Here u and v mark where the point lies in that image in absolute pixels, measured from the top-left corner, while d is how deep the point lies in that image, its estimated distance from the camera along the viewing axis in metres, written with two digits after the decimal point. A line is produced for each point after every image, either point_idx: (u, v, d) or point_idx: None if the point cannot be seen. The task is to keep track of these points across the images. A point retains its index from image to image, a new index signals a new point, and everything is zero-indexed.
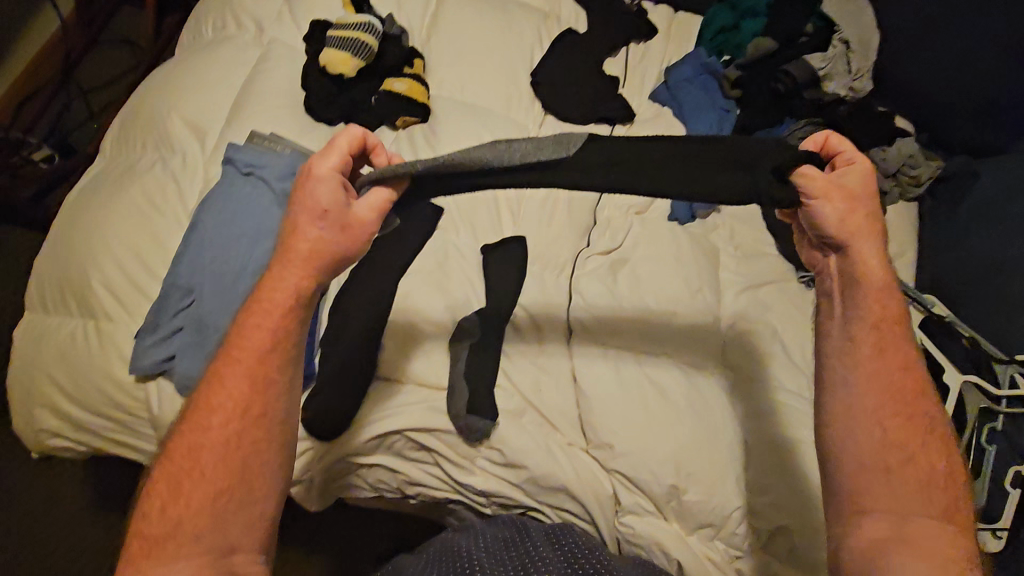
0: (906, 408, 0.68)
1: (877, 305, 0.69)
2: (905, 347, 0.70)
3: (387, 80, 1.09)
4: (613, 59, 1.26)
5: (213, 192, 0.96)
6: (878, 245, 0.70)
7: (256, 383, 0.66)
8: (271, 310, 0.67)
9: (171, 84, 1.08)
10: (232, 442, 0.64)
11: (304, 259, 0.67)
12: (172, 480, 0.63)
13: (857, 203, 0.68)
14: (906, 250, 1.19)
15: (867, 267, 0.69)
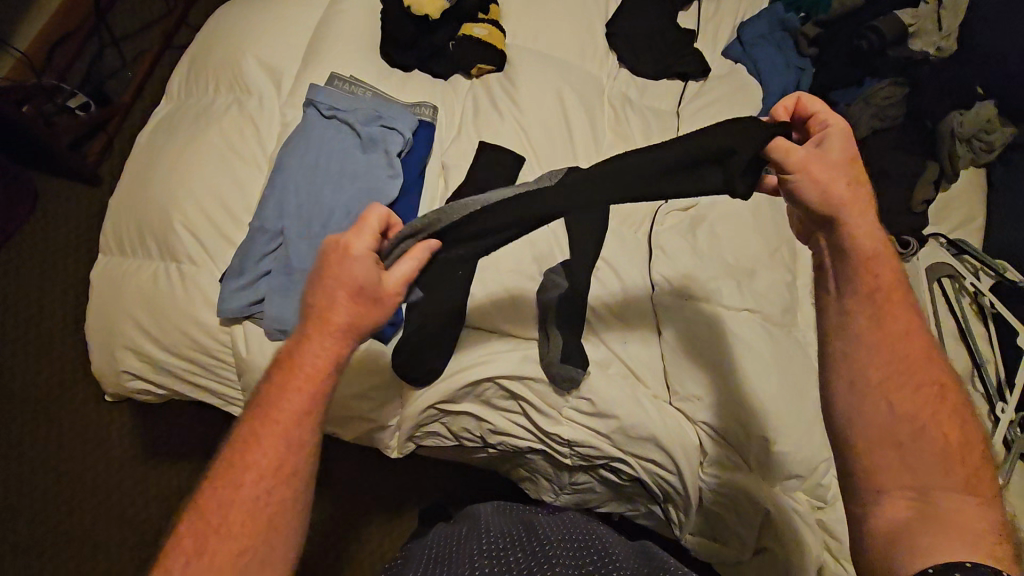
0: (914, 378, 0.60)
1: (868, 272, 0.63)
2: (909, 316, 0.63)
3: (466, 25, 1.06)
4: (685, 14, 1.24)
5: (296, 134, 0.94)
6: (866, 209, 0.64)
7: (295, 443, 0.57)
8: (305, 378, 0.59)
9: (243, 24, 1.04)
10: (265, 506, 0.55)
11: (338, 331, 0.60)
12: (198, 535, 0.54)
13: (839, 169, 0.63)
14: (974, 218, 1.19)
15: (858, 230, 0.63)
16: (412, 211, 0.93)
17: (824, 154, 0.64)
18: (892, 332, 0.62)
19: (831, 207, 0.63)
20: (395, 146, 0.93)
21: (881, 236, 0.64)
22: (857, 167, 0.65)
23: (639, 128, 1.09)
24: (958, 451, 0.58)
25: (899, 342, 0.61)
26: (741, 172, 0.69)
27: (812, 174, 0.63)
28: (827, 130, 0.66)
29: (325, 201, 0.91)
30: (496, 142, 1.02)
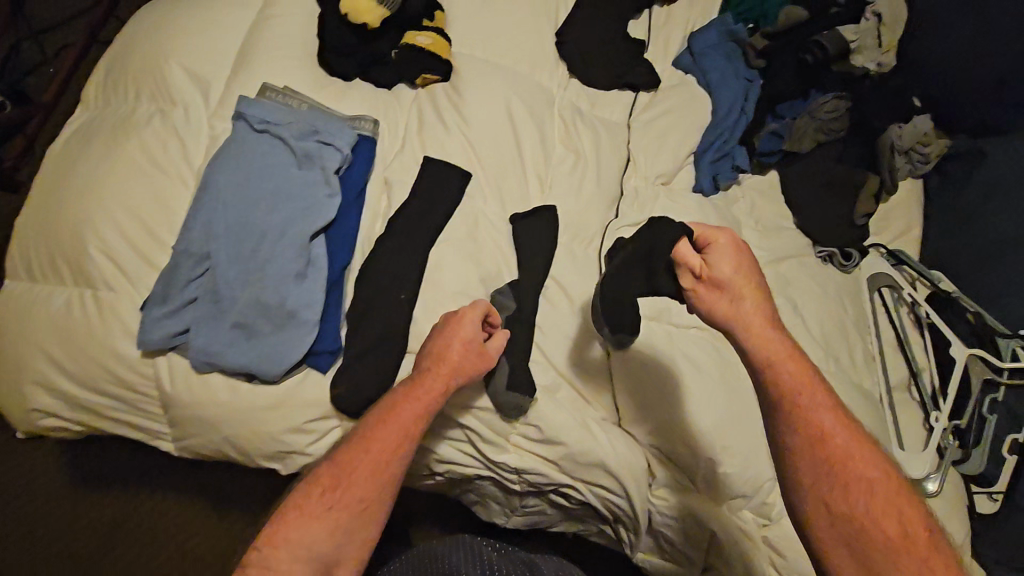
0: (842, 479, 0.62)
1: (781, 383, 0.66)
2: (830, 417, 0.65)
3: (409, 33, 1.01)
4: (637, 22, 1.21)
5: (223, 149, 0.88)
6: (763, 322, 0.68)
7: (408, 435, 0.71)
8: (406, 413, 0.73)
9: (165, 26, 0.96)
10: (376, 482, 0.69)
11: (445, 375, 0.76)
12: (332, 476, 0.69)
13: (727, 287, 0.68)
14: (911, 227, 1.23)
15: (756, 341, 0.67)
16: (352, 231, 0.89)
17: (710, 275, 0.69)
18: (810, 439, 0.64)
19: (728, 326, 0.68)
20: (332, 162, 0.89)
21: (779, 336, 0.68)
22: (747, 279, 0.68)
23: (589, 141, 1.07)
24: (906, 555, 0.58)
25: (818, 445, 0.63)
26: (666, 276, 0.74)
27: (703, 301, 0.69)
28: (712, 247, 0.70)
29: (255, 223, 0.85)
30: (442, 157, 0.98)
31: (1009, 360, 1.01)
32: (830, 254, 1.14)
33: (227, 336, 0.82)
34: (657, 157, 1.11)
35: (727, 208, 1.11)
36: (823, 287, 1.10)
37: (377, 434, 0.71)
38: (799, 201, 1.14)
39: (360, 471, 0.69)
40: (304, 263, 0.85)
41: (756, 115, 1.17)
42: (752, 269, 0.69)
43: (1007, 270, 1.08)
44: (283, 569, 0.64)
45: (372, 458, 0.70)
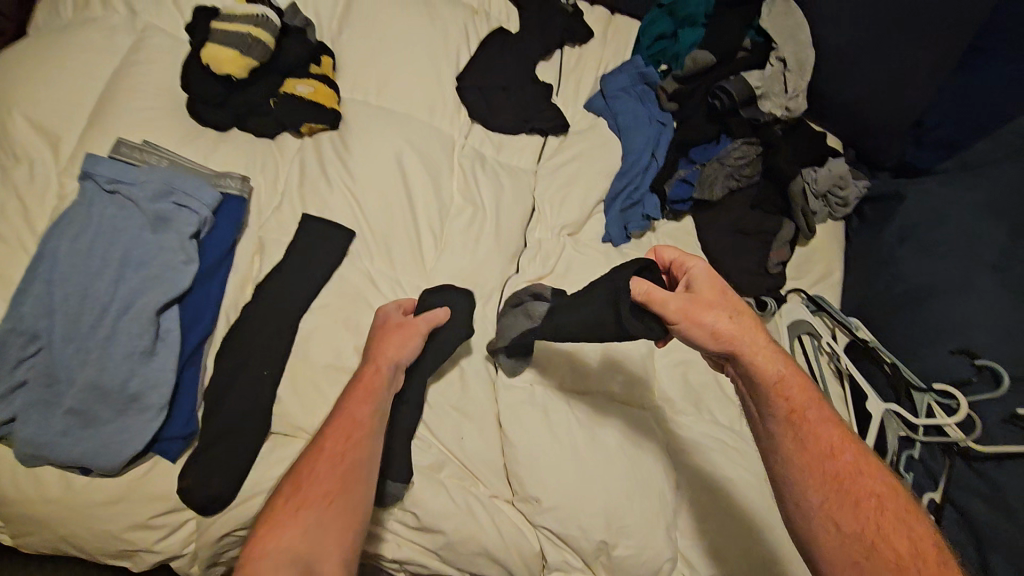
0: (851, 494, 0.61)
1: (782, 399, 0.66)
2: (830, 432, 0.65)
3: (289, 81, 0.95)
4: (546, 64, 1.17)
5: (66, 213, 0.80)
6: (759, 341, 0.68)
7: (356, 431, 0.71)
8: (368, 389, 0.75)
9: (15, 76, 0.88)
10: (340, 470, 0.69)
11: (381, 365, 0.77)
12: (294, 485, 0.67)
13: (719, 306, 0.69)
14: (831, 272, 1.20)
15: (758, 358, 0.67)
16: (213, 301, 0.82)
17: (698, 294, 0.70)
18: (819, 453, 0.63)
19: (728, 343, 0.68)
20: (188, 226, 0.82)
21: (778, 353, 0.69)
22: (732, 297, 0.71)
23: (489, 191, 1.01)
24: (912, 561, 0.56)
25: (826, 459, 0.63)
26: (635, 318, 0.73)
27: (695, 314, 0.68)
28: (690, 272, 0.74)
29: (99, 294, 0.77)
30: (323, 213, 0.91)
31: (925, 416, 0.97)
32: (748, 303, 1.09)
33: (59, 425, 0.73)
34: (564, 207, 1.05)
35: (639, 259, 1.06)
36: None
37: (340, 414, 0.72)
38: (713, 248, 1.09)
39: (326, 463, 0.69)
40: (152, 340, 0.77)
41: (667, 160, 1.11)
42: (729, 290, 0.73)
43: (923, 319, 1.05)
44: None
45: (345, 435, 0.71)
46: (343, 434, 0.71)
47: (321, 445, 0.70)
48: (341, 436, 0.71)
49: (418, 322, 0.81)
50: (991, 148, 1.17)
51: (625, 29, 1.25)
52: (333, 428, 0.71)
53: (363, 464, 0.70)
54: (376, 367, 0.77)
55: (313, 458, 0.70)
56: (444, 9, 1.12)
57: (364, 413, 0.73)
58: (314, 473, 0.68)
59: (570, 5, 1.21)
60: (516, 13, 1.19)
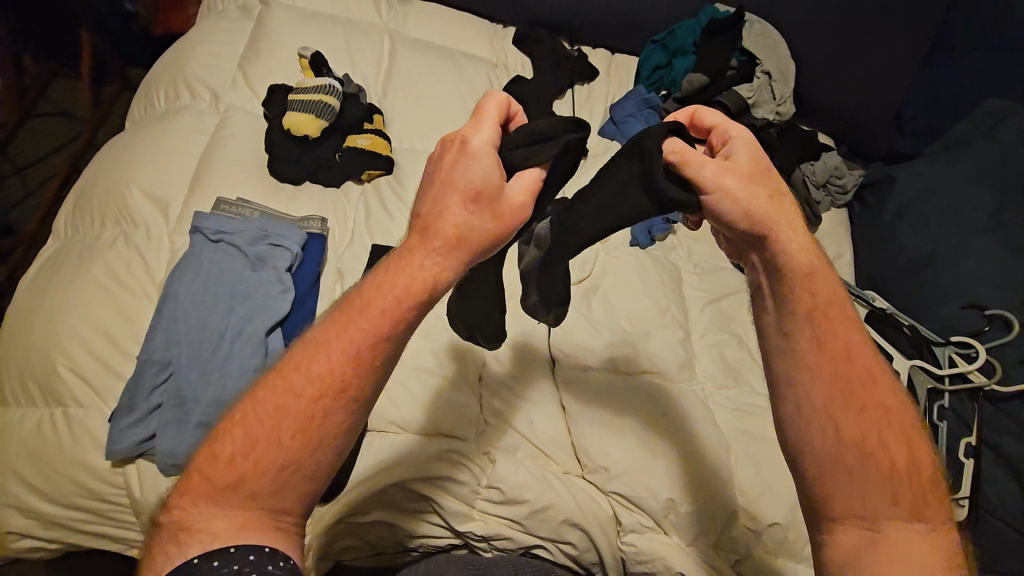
0: (859, 401, 0.61)
1: (809, 295, 0.64)
2: (849, 336, 0.64)
3: (349, 137, 1.11)
4: (560, 101, 1.34)
5: (182, 261, 0.95)
6: (790, 221, 0.65)
7: (358, 365, 0.53)
8: (397, 300, 0.54)
9: (127, 159, 1.07)
10: (317, 418, 0.53)
11: (443, 252, 0.55)
12: (261, 423, 0.52)
13: (755, 183, 0.65)
14: (843, 252, 1.30)
15: (789, 246, 0.64)
16: (307, 322, 0.96)
17: (736, 167, 0.65)
18: (834, 357, 0.63)
19: (756, 223, 0.64)
20: (283, 261, 0.97)
21: (811, 244, 0.65)
22: (773, 176, 0.66)
23: None
24: (904, 474, 0.60)
25: (840, 362, 0.63)
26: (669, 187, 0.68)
27: (723, 182, 0.64)
28: (731, 141, 0.68)
29: (215, 324, 0.91)
30: (389, 243, 1.06)
31: (947, 366, 1.06)
32: None
33: (191, 436, 0.85)
34: None
35: (664, 257, 1.20)
36: None
37: (353, 321, 0.54)
38: None
39: (308, 403, 0.52)
40: (262, 357, 0.90)
41: None
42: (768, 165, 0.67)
43: (930, 284, 1.15)
44: (199, 527, 0.51)
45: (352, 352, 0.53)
46: (354, 358, 0.53)
47: (320, 355, 0.53)
48: (342, 354, 0.53)
49: (515, 199, 0.58)
50: (969, 128, 1.30)
51: (625, 65, 1.42)
52: (343, 336, 0.54)
53: (358, 406, 0.54)
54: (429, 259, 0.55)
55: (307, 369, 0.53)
56: (468, 66, 1.30)
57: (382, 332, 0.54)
58: (299, 397, 0.52)
59: (574, 51, 1.39)
60: (529, 61, 1.36)
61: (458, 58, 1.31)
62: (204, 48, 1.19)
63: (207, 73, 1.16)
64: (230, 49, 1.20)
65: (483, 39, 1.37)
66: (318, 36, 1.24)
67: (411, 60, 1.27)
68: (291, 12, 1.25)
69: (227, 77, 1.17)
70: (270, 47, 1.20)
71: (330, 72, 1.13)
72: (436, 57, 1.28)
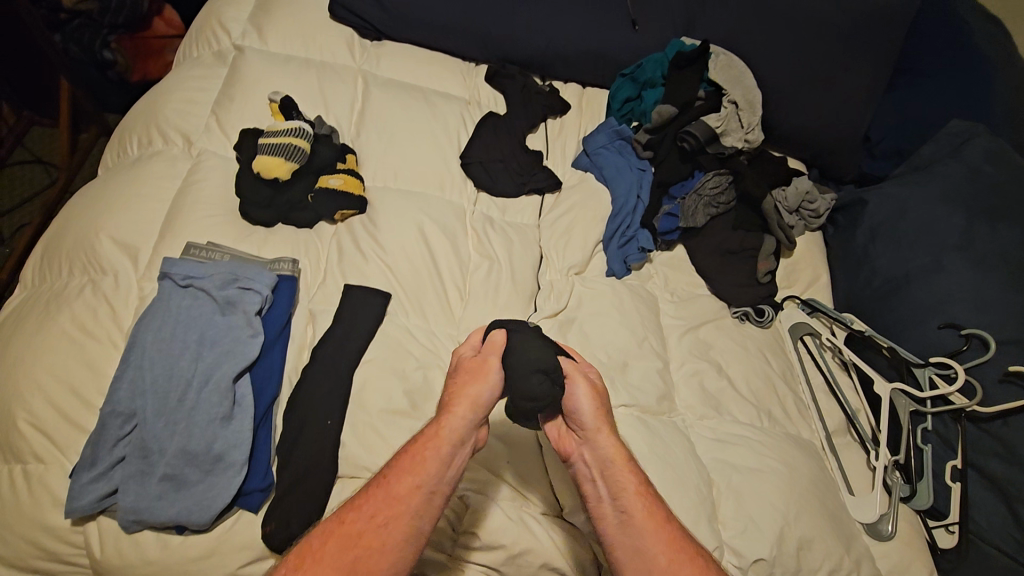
0: (684, 557, 0.72)
1: (627, 480, 0.77)
2: (659, 510, 0.76)
3: (322, 177, 1.11)
4: (533, 136, 1.36)
5: (151, 307, 0.94)
6: (607, 425, 0.81)
7: (390, 503, 0.71)
8: (427, 450, 0.75)
9: (96, 206, 1.06)
10: (357, 544, 0.68)
11: (455, 415, 0.77)
12: (315, 551, 0.68)
13: (600, 401, 0.82)
14: (819, 276, 1.32)
15: (603, 448, 0.79)
16: (276, 367, 0.94)
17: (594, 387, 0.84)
18: (655, 525, 0.74)
19: (588, 428, 0.80)
20: (252, 305, 0.96)
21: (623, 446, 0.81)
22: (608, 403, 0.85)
23: (500, 247, 1.17)
24: None
25: (659, 535, 0.74)
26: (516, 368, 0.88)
27: (572, 400, 0.81)
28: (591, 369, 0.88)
29: (182, 372, 0.89)
30: (362, 283, 1.06)
31: (929, 389, 1.06)
32: (746, 314, 1.21)
33: (155, 491, 0.83)
34: (568, 250, 1.20)
35: (640, 286, 1.21)
36: (743, 346, 1.16)
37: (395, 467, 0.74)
38: (706, 269, 1.24)
39: (351, 531, 0.69)
40: (230, 405, 0.88)
41: (651, 200, 1.28)
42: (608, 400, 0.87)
43: (905, 306, 1.16)
44: None
45: (391, 490, 0.72)
46: (384, 496, 0.72)
47: (367, 496, 0.72)
48: (381, 495, 0.72)
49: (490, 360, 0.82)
50: (935, 150, 1.32)
51: (597, 99, 1.45)
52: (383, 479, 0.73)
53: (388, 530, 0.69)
54: (452, 413, 0.77)
55: (358, 506, 0.72)
56: (441, 103, 1.33)
57: (414, 477, 0.73)
58: (346, 527, 0.69)
59: (546, 86, 1.42)
60: (502, 98, 1.40)
61: (431, 96, 1.33)
62: (176, 96, 1.20)
63: (180, 119, 1.17)
64: (203, 95, 1.22)
65: (456, 78, 1.39)
66: (292, 81, 1.25)
67: (383, 102, 1.29)
68: (264, 58, 1.27)
69: (200, 123, 1.18)
70: (243, 92, 1.22)
71: (300, 114, 1.15)
72: (409, 96, 1.31)
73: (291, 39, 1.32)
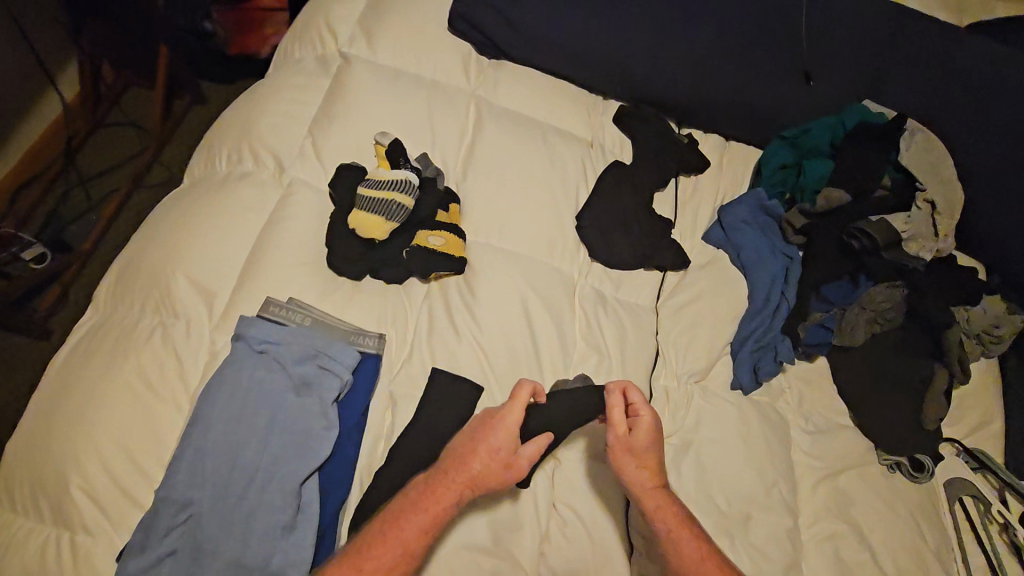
0: None
1: (663, 518, 0.81)
2: (695, 542, 0.79)
3: (420, 233, 0.96)
4: (662, 195, 1.16)
5: (220, 374, 0.82)
6: (649, 471, 0.83)
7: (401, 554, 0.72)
8: (439, 506, 0.76)
9: (177, 234, 0.95)
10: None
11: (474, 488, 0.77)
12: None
13: (631, 453, 0.83)
14: (988, 419, 1.10)
15: (637, 489, 0.82)
16: (348, 466, 0.82)
17: (625, 440, 0.84)
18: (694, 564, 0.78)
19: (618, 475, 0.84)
20: (330, 391, 0.84)
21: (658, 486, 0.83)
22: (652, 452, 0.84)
23: (613, 336, 1.00)
24: None
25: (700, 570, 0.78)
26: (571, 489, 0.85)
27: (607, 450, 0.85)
28: (636, 416, 0.85)
29: (247, 461, 0.78)
30: (451, 367, 0.92)
31: None
32: (899, 464, 1.00)
33: None
34: (690, 351, 1.03)
35: (770, 406, 1.02)
36: (889, 507, 0.96)
37: (408, 519, 0.74)
38: (855, 397, 1.03)
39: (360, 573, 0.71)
40: (294, 512, 0.77)
41: (798, 300, 1.06)
42: (660, 441, 0.85)
43: None
44: None
45: (405, 543, 0.73)
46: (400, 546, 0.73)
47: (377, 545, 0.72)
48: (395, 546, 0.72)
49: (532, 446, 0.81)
50: None
51: (742, 156, 1.22)
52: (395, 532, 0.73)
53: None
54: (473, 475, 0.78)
55: (362, 553, 0.72)
56: (562, 146, 1.14)
57: (422, 530, 0.74)
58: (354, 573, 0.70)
59: (685, 137, 1.20)
60: (629, 142, 1.19)
61: (550, 136, 1.15)
62: (273, 109, 1.08)
63: (274, 138, 1.05)
64: (302, 112, 1.08)
65: (580, 113, 1.19)
66: (400, 104, 1.10)
67: (495, 138, 1.11)
68: (372, 73, 1.12)
69: (296, 145, 1.05)
70: (346, 115, 1.07)
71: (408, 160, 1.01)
72: (526, 134, 1.13)
73: (402, 51, 1.15)
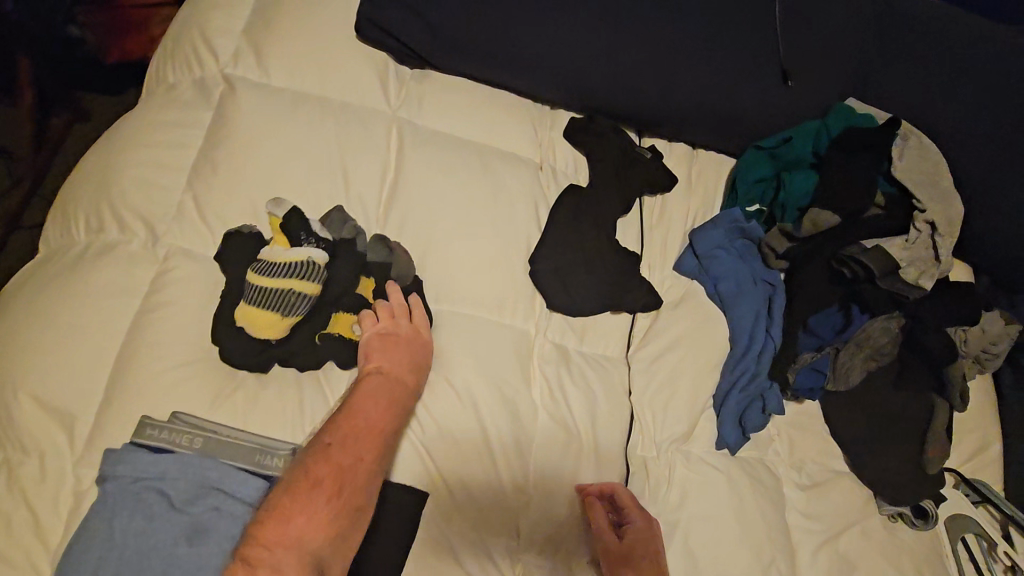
0: None
1: None
2: None
3: (339, 315, 0.80)
4: (626, 221, 1.00)
5: (82, 532, 0.64)
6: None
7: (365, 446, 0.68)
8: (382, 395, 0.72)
9: (17, 338, 0.74)
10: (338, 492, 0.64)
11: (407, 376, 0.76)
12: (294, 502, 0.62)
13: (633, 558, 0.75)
14: (989, 445, 1.01)
15: None
16: None
17: (622, 547, 0.76)
18: None
19: None
20: (229, 534, 0.65)
21: None
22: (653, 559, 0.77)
23: (579, 405, 0.86)
24: None
25: None
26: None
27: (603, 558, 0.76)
28: (629, 520, 0.79)
29: None
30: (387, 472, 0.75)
31: None
32: (901, 513, 0.91)
33: None
34: (668, 411, 0.89)
35: (761, 463, 0.90)
36: (894, 566, 0.87)
37: (360, 412, 0.70)
38: (852, 444, 0.92)
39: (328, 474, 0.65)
40: None
41: (784, 337, 0.94)
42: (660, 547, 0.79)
43: None
44: None
45: (360, 432, 0.69)
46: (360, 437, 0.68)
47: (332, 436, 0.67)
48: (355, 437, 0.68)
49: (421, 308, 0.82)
50: None
51: (713, 167, 1.07)
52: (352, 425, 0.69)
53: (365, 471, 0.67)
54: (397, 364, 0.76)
55: (322, 456, 0.66)
56: (505, 172, 0.96)
57: (382, 416, 0.71)
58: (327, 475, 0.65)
59: (648, 150, 1.03)
60: (584, 161, 1.02)
61: (490, 161, 0.96)
62: (140, 158, 0.86)
63: (143, 197, 0.83)
64: (177, 159, 0.87)
65: (524, 129, 1.01)
66: (302, 139, 0.89)
67: (424, 172, 0.92)
68: (265, 100, 0.91)
69: (173, 203, 0.84)
70: (233, 157, 0.86)
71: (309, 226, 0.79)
72: (461, 162, 0.94)
73: (300, 70, 0.94)
